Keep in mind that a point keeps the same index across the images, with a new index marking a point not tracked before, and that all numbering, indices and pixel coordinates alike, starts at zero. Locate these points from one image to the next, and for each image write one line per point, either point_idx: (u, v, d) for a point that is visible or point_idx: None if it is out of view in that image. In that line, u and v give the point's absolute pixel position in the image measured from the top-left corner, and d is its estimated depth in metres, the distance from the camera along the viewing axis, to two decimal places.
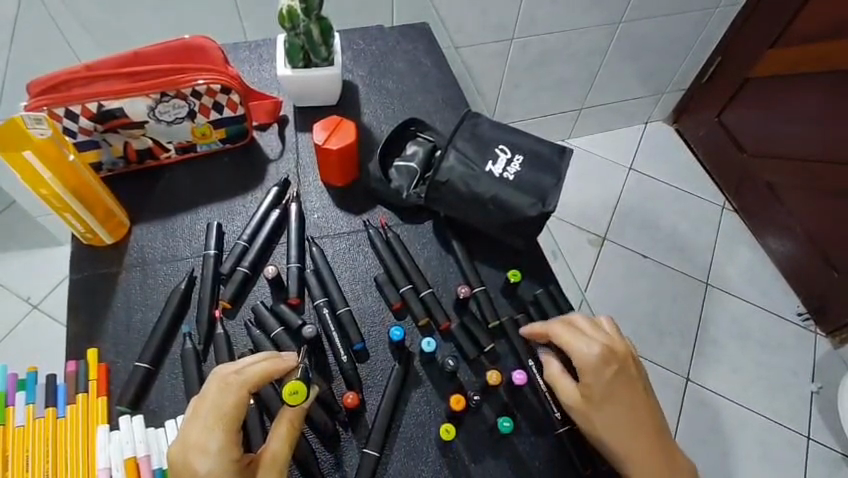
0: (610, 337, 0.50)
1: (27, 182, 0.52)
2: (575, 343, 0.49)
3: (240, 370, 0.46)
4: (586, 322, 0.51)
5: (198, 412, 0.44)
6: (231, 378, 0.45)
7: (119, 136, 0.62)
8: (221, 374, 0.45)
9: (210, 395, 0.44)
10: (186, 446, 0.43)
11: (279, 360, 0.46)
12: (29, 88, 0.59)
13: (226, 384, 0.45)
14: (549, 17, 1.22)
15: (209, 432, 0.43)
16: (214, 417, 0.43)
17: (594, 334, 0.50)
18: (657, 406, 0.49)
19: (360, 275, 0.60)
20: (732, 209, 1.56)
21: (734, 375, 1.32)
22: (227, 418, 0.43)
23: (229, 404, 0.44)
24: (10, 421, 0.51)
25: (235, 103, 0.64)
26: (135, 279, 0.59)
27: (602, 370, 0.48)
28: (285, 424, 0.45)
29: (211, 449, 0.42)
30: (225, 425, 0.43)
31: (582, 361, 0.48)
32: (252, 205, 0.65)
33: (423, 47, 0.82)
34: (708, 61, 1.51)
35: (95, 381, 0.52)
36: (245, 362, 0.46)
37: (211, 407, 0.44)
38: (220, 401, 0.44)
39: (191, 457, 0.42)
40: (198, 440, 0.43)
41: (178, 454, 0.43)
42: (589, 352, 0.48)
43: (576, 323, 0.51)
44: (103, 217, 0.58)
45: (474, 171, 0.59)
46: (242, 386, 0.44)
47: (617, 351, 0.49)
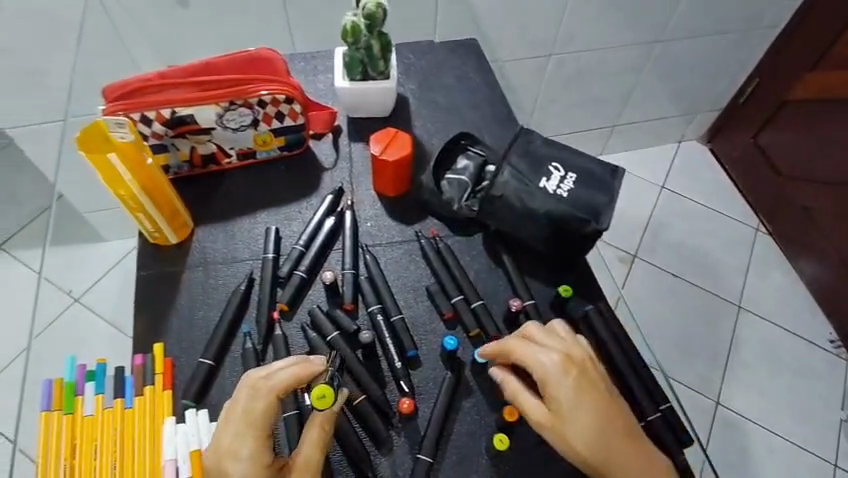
0: (566, 344, 0.51)
1: (108, 183, 0.54)
2: (533, 354, 0.50)
3: (269, 375, 0.48)
4: (535, 331, 0.52)
5: (230, 418, 0.46)
6: (260, 385, 0.47)
7: (186, 141, 0.64)
8: (252, 378, 0.48)
9: (241, 401, 0.47)
10: (221, 452, 0.45)
11: (308, 364, 0.49)
12: (105, 93, 0.62)
13: (256, 390, 0.47)
14: (588, 34, 1.23)
15: (241, 439, 0.45)
16: (245, 423, 0.46)
17: (548, 343, 0.51)
18: (625, 409, 0.49)
19: (412, 284, 0.62)
20: (765, 231, 1.54)
21: (763, 399, 1.30)
22: (257, 423, 0.46)
23: (260, 410, 0.46)
24: (78, 410, 0.52)
25: (296, 113, 0.66)
26: (197, 278, 0.61)
27: (564, 380, 0.48)
28: (317, 425, 0.47)
29: (243, 455, 0.45)
30: (255, 431, 0.46)
31: (545, 373, 0.49)
32: (308, 211, 0.67)
33: (472, 63, 0.84)
34: (745, 82, 1.50)
35: (161, 375, 0.54)
36: (274, 366, 0.49)
37: (242, 414, 0.46)
38: (251, 407, 0.46)
39: (225, 461, 0.45)
40: (232, 448, 0.45)
41: (213, 457, 0.46)
42: (548, 362, 0.49)
43: (530, 334, 0.52)
44: (170, 215, 0.61)
45: (529, 187, 0.60)
46: (272, 391, 0.47)
47: (574, 357, 0.50)
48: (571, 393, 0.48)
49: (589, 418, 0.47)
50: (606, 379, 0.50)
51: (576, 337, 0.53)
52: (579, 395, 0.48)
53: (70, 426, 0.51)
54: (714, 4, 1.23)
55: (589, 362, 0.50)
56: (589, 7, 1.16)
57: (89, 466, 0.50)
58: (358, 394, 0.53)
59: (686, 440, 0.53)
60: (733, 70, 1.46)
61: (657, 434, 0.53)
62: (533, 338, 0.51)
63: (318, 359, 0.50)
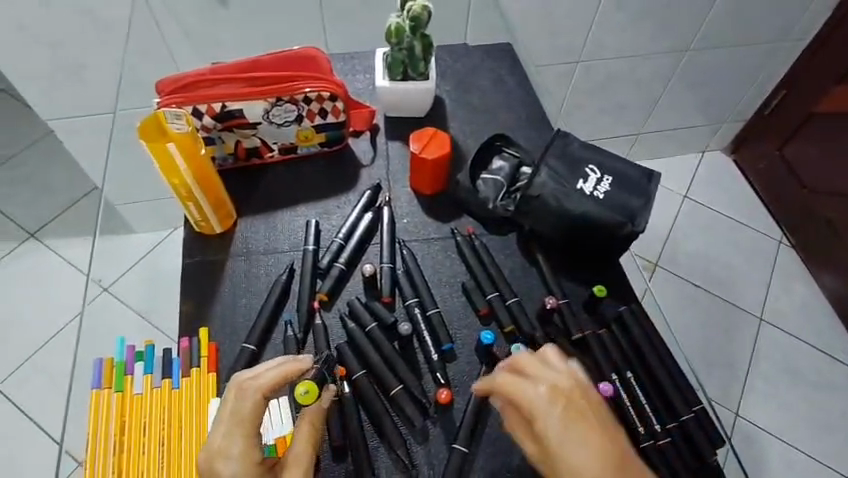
0: (557, 373, 0.45)
1: (165, 172, 0.57)
2: (516, 386, 0.44)
3: (256, 375, 0.46)
4: (523, 360, 0.47)
5: (218, 419, 0.44)
6: (247, 383, 0.45)
7: (232, 135, 0.67)
8: (238, 379, 0.46)
9: (229, 402, 0.45)
10: (211, 454, 0.42)
11: (295, 362, 0.48)
12: (160, 87, 0.64)
13: (242, 390, 0.45)
14: (616, 42, 1.24)
15: (229, 439, 0.43)
16: (234, 422, 0.43)
17: (535, 372, 0.45)
18: (630, 448, 0.41)
19: (448, 279, 0.63)
20: (789, 244, 1.52)
21: (782, 412, 1.29)
22: (246, 421, 0.43)
23: (249, 406, 0.44)
24: (128, 389, 0.54)
25: (339, 110, 0.68)
26: (240, 267, 0.63)
27: (550, 412, 0.42)
28: (308, 419, 0.47)
29: (233, 453, 0.42)
30: (245, 429, 0.43)
31: (531, 404, 0.43)
32: (346, 206, 0.69)
33: (507, 66, 0.85)
34: (771, 93, 1.49)
35: (206, 357, 0.56)
36: (260, 368, 0.47)
37: (229, 414, 0.44)
38: (238, 406, 0.44)
39: (214, 464, 0.42)
40: (221, 448, 0.42)
41: (202, 462, 0.42)
42: (534, 392, 0.43)
43: (517, 363, 0.47)
44: (216, 206, 0.63)
45: (566, 188, 0.61)
46: (261, 388, 0.45)
47: (564, 387, 0.43)
48: (559, 425, 0.41)
49: (583, 453, 0.39)
50: (607, 413, 0.43)
51: (573, 367, 0.46)
52: (563, 428, 0.41)
53: (119, 403, 0.53)
54: (744, 15, 1.24)
55: (583, 392, 0.43)
56: (620, 15, 1.17)
57: (138, 441, 0.52)
58: (396, 384, 0.55)
59: (717, 440, 0.54)
60: (761, 81, 1.45)
61: (688, 433, 0.53)
62: (520, 368, 0.46)
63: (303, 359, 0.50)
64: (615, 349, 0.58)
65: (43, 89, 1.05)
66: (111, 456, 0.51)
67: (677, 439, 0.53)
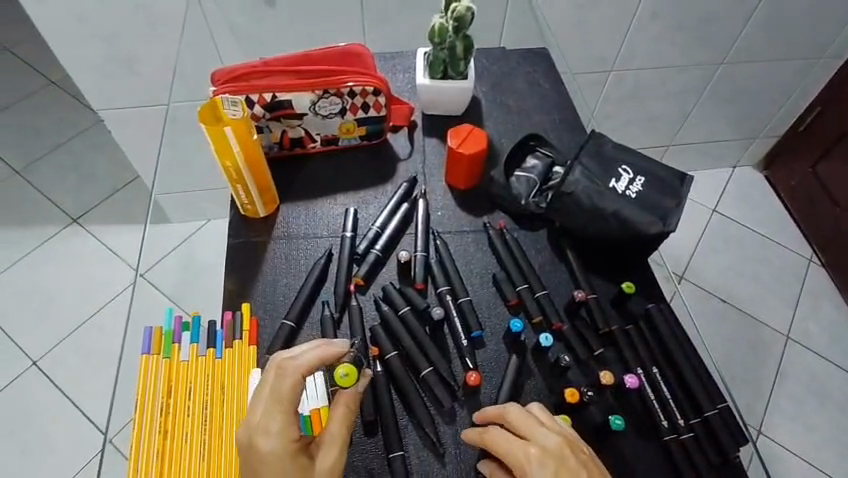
0: (546, 432, 0.47)
1: (219, 153, 0.61)
2: (506, 444, 0.48)
3: (294, 356, 0.47)
4: (512, 414, 0.49)
5: (259, 397, 0.46)
6: (286, 365, 0.46)
7: (280, 124, 0.70)
8: (276, 360, 0.47)
9: (268, 380, 0.46)
10: (251, 429, 0.45)
11: (330, 346, 0.49)
12: (215, 77, 0.68)
13: (282, 370, 0.46)
14: (649, 53, 1.25)
15: (269, 415, 0.45)
16: (273, 401, 0.45)
17: (525, 431, 0.48)
18: None
19: (479, 270, 0.65)
20: (819, 263, 1.50)
21: (809, 434, 1.26)
22: (285, 401, 0.45)
23: (288, 388, 0.45)
24: (175, 356, 0.58)
25: (380, 105, 0.71)
26: (281, 248, 0.67)
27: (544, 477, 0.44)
28: (342, 402, 0.48)
29: (273, 430, 0.44)
30: (284, 408, 0.45)
31: (523, 467, 0.46)
32: (383, 197, 0.72)
33: (542, 70, 0.88)
34: (806, 110, 1.47)
35: (248, 331, 0.60)
36: (298, 349, 0.48)
37: (269, 392, 0.45)
38: (278, 386, 0.46)
39: (256, 439, 0.44)
40: (262, 424, 0.44)
41: (244, 435, 0.45)
42: (525, 454, 0.46)
43: (507, 417, 0.49)
44: (263, 189, 0.66)
45: (599, 186, 0.63)
46: (300, 369, 0.46)
47: (553, 448, 0.46)
48: None
49: None
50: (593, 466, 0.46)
51: (557, 422, 0.49)
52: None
53: (166, 368, 0.57)
54: (781, 30, 1.24)
55: (571, 449, 0.46)
56: (655, 25, 1.18)
57: (183, 405, 0.55)
58: (426, 366, 0.57)
59: (742, 439, 0.54)
60: (796, 97, 1.44)
61: (711, 431, 0.54)
62: (510, 423, 0.49)
63: (341, 342, 0.51)
64: (641, 345, 0.59)
65: (97, 80, 1.11)
66: (157, 417, 0.54)
67: (700, 436, 0.54)
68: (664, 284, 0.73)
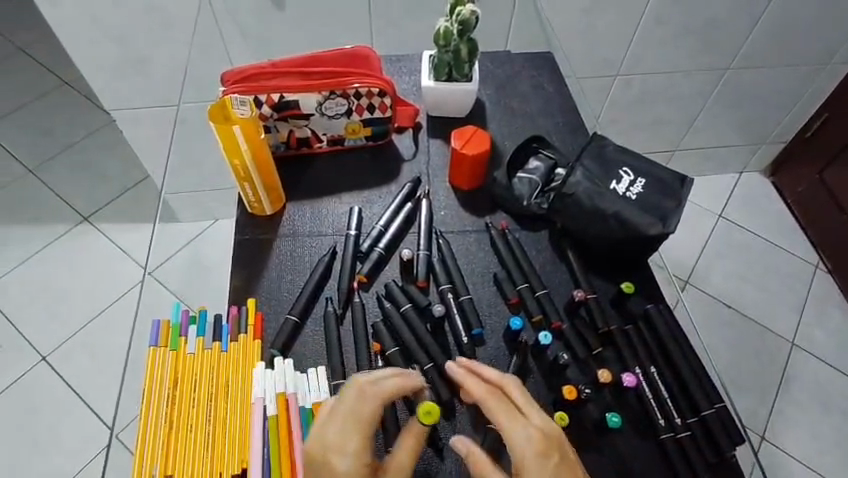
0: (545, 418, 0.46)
1: (226, 151, 0.62)
2: (501, 414, 0.47)
3: (376, 381, 0.47)
4: (513, 389, 0.49)
5: (335, 413, 0.44)
6: (369, 387, 0.46)
7: (287, 125, 0.72)
8: (358, 382, 0.46)
9: (347, 400, 0.45)
10: (325, 446, 0.42)
11: (407, 378, 0.49)
12: (225, 78, 0.70)
13: (363, 392, 0.45)
14: (655, 58, 1.26)
15: (346, 434, 0.43)
16: (352, 421, 0.44)
17: (523, 407, 0.47)
18: None
19: (480, 270, 0.66)
20: (825, 269, 1.50)
21: (813, 440, 1.25)
22: (365, 423, 0.44)
23: (369, 410, 0.44)
24: (181, 349, 0.59)
25: (386, 106, 0.72)
26: (286, 246, 0.68)
27: (543, 461, 0.43)
28: (413, 435, 0.46)
29: (349, 450, 0.42)
30: (362, 430, 0.43)
31: (519, 447, 0.44)
32: (387, 196, 0.73)
33: (546, 74, 0.89)
34: (813, 116, 1.47)
35: (253, 326, 0.61)
36: (377, 374, 0.48)
37: (347, 412, 0.44)
38: (359, 406, 0.44)
39: (331, 458, 0.42)
40: (337, 442, 0.42)
41: (316, 451, 0.43)
42: (524, 434, 0.44)
43: (506, 391, 0.49)
44: (269, 187, 0.68)
45: (600, 187, 0.63)
46: (380, 395, 0.46)
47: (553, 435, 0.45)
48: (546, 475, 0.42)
49: None
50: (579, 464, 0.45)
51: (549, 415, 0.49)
52: (539, 468, 0.42)
53: (173, 360, 0.58)
54: (788, 36, 1.24)
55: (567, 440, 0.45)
56: (660, 30, 1.19)
57: (188, 396, 0.56)
58: (426, 362, 0.58)
59: (738, 439, 0.55)
60: (803, 103, 1.44)
61: (709, 430, 0.55)
62: (509, 396, 0.48)
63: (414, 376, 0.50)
64: (640, 345, 0.60)
65: (110, 80, 1.13)
66: (163, 407, 0.55)
67: (698, 435, 0.54)
68: (667, 289, 0.73)
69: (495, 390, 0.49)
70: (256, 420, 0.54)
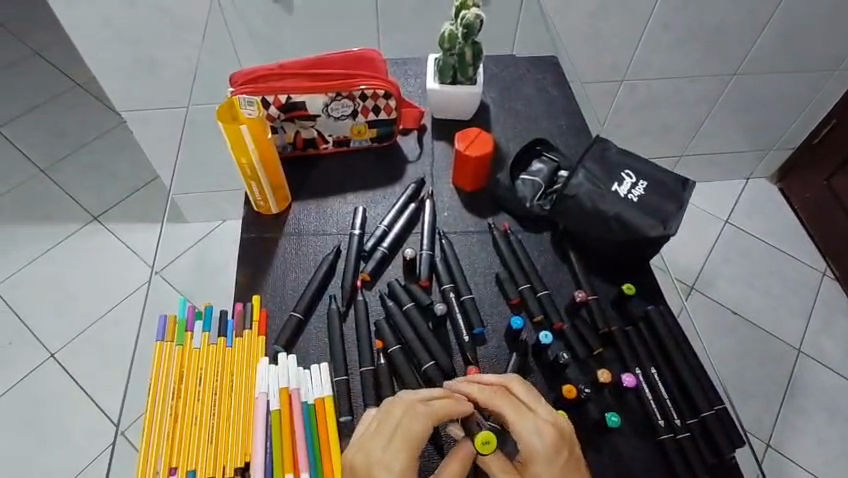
0: (553, 414, 0.48)
1: (234, 150, 0.63)
2: (509, 410, 0.48)
3: (425, 401, 0.48)
4: (516, 386, 0.51)
5: (383, 429, 0.46)
6: (418, 406, 0.47)
7: (293, 125, 0.73)
8: (407, 400, 0.48)
9: (397, 416, 0.47)
10: (373, 461, 0.44)
11: (456, 402, 0.48)
12: (234, 79, 0.71)
13: (412, 411, 0.47)
14: (661, 62, 1.26)
15: (393, 452, 0.45)
16: (400, 440, 0.45)
17: (530, 402, 0.49)
18: None
19: (482, 270, 0.67)
20: (832, 276, 1.49)
21: (819, 448, 1.24)
22: (414, 443, 0.45)
23: (418, 430, 0.46)
24: (188, 343, 0.60)
25: (391, 108, 0.74)
26: (292, 244, 0.69)
27: (552, 458, 0.45)
28: (459, 458, 0.46)
29: (395, 468, 0.44)
30: (408, 450, 0.45)
31: (530, 443, 0.46)
32: (392, 196, 0.74)
33: (551, 78, 0.90)
34: (821, 122, 1.46)
35: (258, 322, 0.62)
36: (424, 392, 0.49)
37: (397, 430, 0.46)
38: (408, 425, 0.46)
39: (376, 472, 0.44)
40: (384, 459, 0.44)
41: (362, 463, 0.45)
42: (536, 432, 0.46)
43: (510, 388, 0.50)
44: (275, 187, 0.69)
45: (601, 189, 0.64)
46: (428, 415, 0.47)
47: (562, 432, 0.47)
48: (556, 472, 0.45)
49: None
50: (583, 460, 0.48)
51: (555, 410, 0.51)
52: (549, 460, 0.45)
53: (179, 355, 0.59)
54: (796, 41, 1.24)
55: (575, 438, 0.48)
56: (667, 35, 1.19)
57: (193, 390, 0.57)
58: (428, 360, 0.58)
59: (738, 441, 0.55)
60: (810, 109, 1.43)
61: (709, 431, 0.55)
62: (513, 393, 0.50)
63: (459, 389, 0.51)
64: (640, 346, 0.60)
65: (122, 82, 1.15)
66: (169, 400, 0.56)
67: (697, 436, 0.55)
68: (670, 299, 0.70)
69: (503, 385, 0.51)
70: (259, 414, 0.55)
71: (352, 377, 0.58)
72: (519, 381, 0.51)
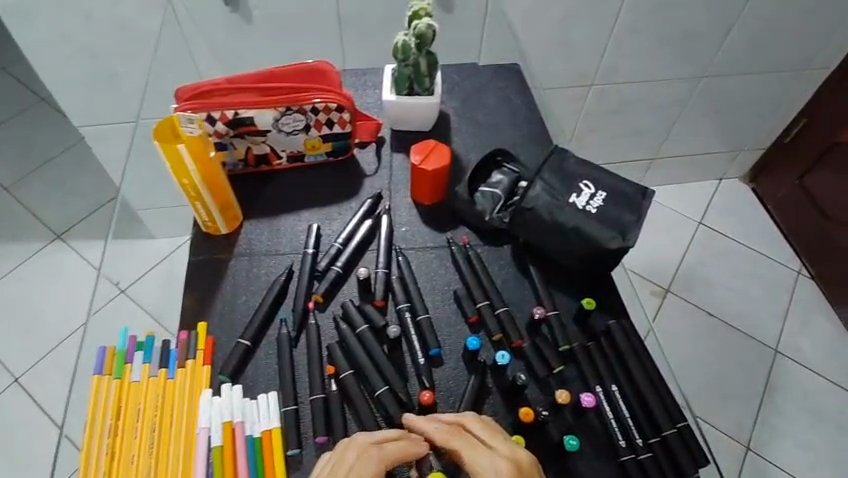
0: (514, 448, 0.47)
1: (174, 170, 0.60)
2: (465, 451, 0.47)
3: (379, 443, 0.47)
4: (472, 423, 0.49)
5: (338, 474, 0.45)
6: (372, 450, 0.46)
7: (244, 141, 0.70)
8: (360, 442, 0.47)
9: (351, 460, 0.45)
10: None
11: (411, 445, 0.47)
12: (179, 95, 0.68)
13: (367, 453, 0.46)
14: (630, 67, 1.25)
15: None
16: None
17: (487, 440, 0.47)
18: None
19: (440, 287, 0.65)
20: (808, 275, 1.49)
21: (799, 450, 1.24)
22: None
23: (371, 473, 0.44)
24: (126, 377, 0.57)
25: (345, 121, 0.71)
26: (243, 265, 0.66)
27: None
28: None
29: None
30: None
31: None
32: (348, 212, 0.71)
33: (514, 86, 0.88)
34: (792, 122, 1.47)
35: (202, 351, 0.58)
36: (378, 435, 0.48)
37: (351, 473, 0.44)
38: (362, 470, 0.45)
39: None
40: None
41: None
42: (495, 470, 0.45)
43: (466, 427, 0.48)
44: (224, 207, 0.66)
45: (559, 202, 0.62)
46: (382, 459, 0.45)
47: (523, 467, 0.45)
48: None
49: None
50: None
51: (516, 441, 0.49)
52: None
53: (117, 389, 0.56)
54: (762, 43, 1.24)
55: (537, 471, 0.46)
56: (634, 39, 1.18)
57: (130, 427, 0.54)
58: (381, 386, 0.56)
59: (701, 460, 0.53)
60: (780, 110, 1.44)
61: (669, 450, 0.53)
62: (469, 430, 0.48)
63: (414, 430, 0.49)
64: (601, 363, 0.58)
65: (79, 97, 1.12)
66: (106, 439, 0.53)
67: (659, 456, 0.53)
68: (635, 318, 0.67)
69: (457, 423, 0.49)
70: (200, 451, 0.52)
71: (301, 407, 0.55)
72: (476, 418, 0.49)
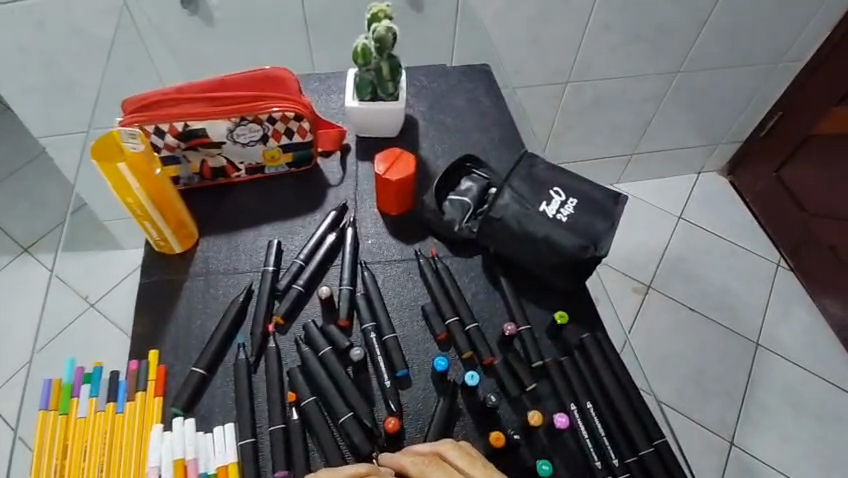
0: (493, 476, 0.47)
1: (117, 190, 0.56)
2: None
3: None
4: (449, 451, 0.48)
5: None
6: None
7: (197, 154, 0.66)
8: None
9: None
10: None
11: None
12: (125, 107, 0.64)
13: None
14: (605, 64, 1.23)
15: None
16: None
17: (466, 469, 0.47)
18: None
19: (408, 302, 0.62)
20: (788, 267, 1.49)
21: (783, 444, 1.24)
22: None
23: None
24: (73, 412, 0.53)
25: (305, 130, 0.68)
26: (198, 286, 0.63)
27: None
28: None
29: None
30: None
31: None
32: (311, 225, 0.68)
33: (483, 87, 0.85)
34: (767, 115, 1.47)
35: (154, 381, 0.55)
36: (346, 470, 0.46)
37: None
38: None
39: None
40: None
41: None
42: None
43: (444, 455, 0.48)
44: (176, 226, 0.62)
45: (529, 211, 0.60)
46: None
47: None
48: None
49: None
50: None
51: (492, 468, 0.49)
52: None
53: (64, 426, 0.52)
54: (736, 37, 1.23)
55: None
56: (608, 36, 1.16)
57: (77, 468, 0.50)
58: (345, 412, 0.53)
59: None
60: (756, 103, 1.44)
61: (646, 470, 0.51)
62: (447, 460, 0.47)
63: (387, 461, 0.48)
64: (576, 379, 0.56)
65: (34, 107, 1.06)
66: None
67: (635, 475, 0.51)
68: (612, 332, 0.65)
69: (434, 452, 0.48)
70: None
71: (260, 438, 0.52)
72: (454, 447, 0.48)
